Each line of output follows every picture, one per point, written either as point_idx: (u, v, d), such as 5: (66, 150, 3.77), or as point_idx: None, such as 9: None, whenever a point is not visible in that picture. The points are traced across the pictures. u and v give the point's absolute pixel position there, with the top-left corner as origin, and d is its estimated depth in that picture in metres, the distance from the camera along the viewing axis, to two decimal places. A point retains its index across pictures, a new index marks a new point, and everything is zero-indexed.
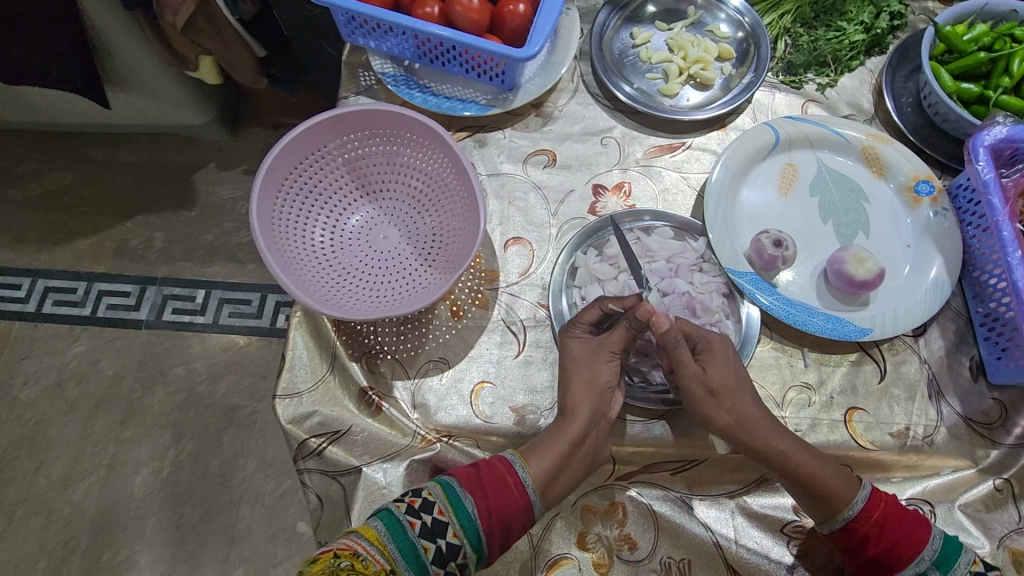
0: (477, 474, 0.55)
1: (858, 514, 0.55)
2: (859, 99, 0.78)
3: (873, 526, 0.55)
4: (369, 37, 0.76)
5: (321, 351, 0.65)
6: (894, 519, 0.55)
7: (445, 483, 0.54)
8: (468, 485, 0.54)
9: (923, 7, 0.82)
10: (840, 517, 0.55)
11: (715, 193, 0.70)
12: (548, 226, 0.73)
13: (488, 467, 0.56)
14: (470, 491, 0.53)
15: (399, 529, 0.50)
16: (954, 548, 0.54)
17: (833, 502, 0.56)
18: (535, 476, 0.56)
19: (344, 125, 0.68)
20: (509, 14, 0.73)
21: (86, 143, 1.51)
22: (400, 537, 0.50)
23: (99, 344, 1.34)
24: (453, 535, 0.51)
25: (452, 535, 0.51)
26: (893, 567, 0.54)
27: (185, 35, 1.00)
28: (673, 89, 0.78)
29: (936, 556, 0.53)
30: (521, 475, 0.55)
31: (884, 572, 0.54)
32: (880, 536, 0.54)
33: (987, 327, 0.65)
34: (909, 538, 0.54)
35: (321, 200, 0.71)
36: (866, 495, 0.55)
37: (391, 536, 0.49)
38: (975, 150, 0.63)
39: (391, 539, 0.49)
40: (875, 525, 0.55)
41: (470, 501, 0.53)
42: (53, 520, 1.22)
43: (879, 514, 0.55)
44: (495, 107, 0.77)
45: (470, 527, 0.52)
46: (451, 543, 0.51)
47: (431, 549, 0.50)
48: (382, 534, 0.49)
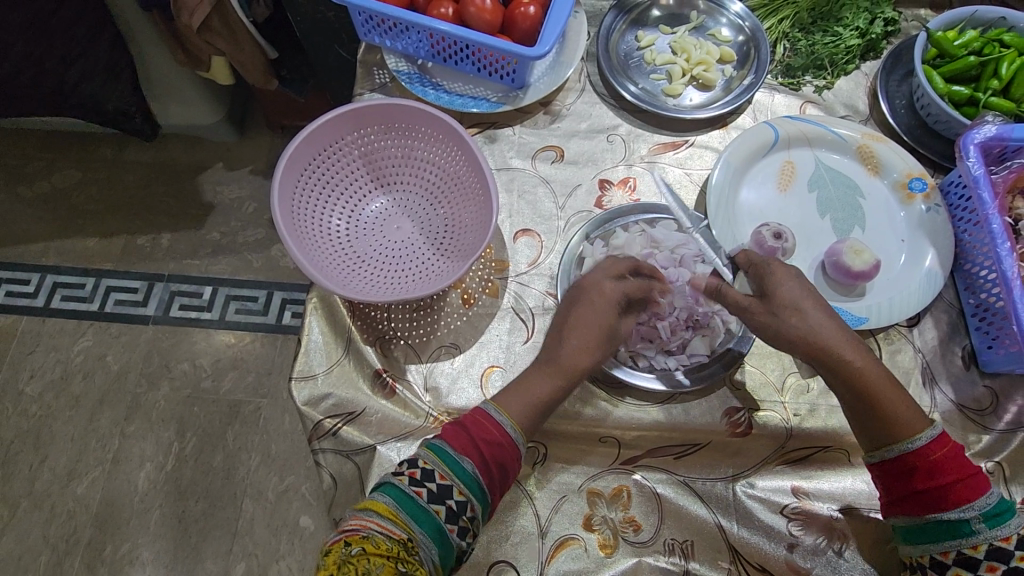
0: (465, 433, 0.56)
1: (921, 449, 0.53)
2: (854, 101, 0.82)
3: (933, 462, 0.53)
4: (384, 36, 0.78)
5: (336, 335, 0.67)
6: (956, 462, 0.53)
7: (437, 449, 0.55)
8: (460, 446, 0.55)
9: (915, 14, 0.86)
10: (899, 446, 0.54)
11: (718, 188, 0.72)
12: (555, 219, 0.76)
13: (471, 420, 0.57)
14: (464, 452, 0.55)
15: (407, 501, 0.52)
16: (1006, 510, 0.52)
17: (899, 430, 0.54)
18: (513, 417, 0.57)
19: (361, 118, 0.70)
20: (520, 15, 0.76)
21: (96, 142, 1.53)
22: (412, 507, 0.52)
23: (106, 339, 1.35)
24: (459, 493, 0.53)
25: (459, 493, 0.53)
26: (940, 503, 0.53)
27: (201, 34, 1.03)
28: (676, 90, 0.81)
29: (988, 508, 0.52)
30: (505, 425, 0.57)
31: (928, 504, 0.53)
32: (936, 474, 0.53)
33: (978, 318, 0.67)
34: (967, 483, 0.52)
35: (338, 190, 0.73)
36: (935, 434, 0.53)
37: (402, 509, 0.52)
38: (966, 148, 0.66)
39: (404, 511, 0.51)
40: (934, 463, 0.53)
41: (467, 462, 0.54)
42: (56, 514, 1.22)
43: (942, 455, 0.53)
44: (505, 104, 0.80)
45: (472, 482, 0.54)
46: (460, 500, 0.53)
47: (443, 510, 0.53)
48: (393, 508, 0.51)
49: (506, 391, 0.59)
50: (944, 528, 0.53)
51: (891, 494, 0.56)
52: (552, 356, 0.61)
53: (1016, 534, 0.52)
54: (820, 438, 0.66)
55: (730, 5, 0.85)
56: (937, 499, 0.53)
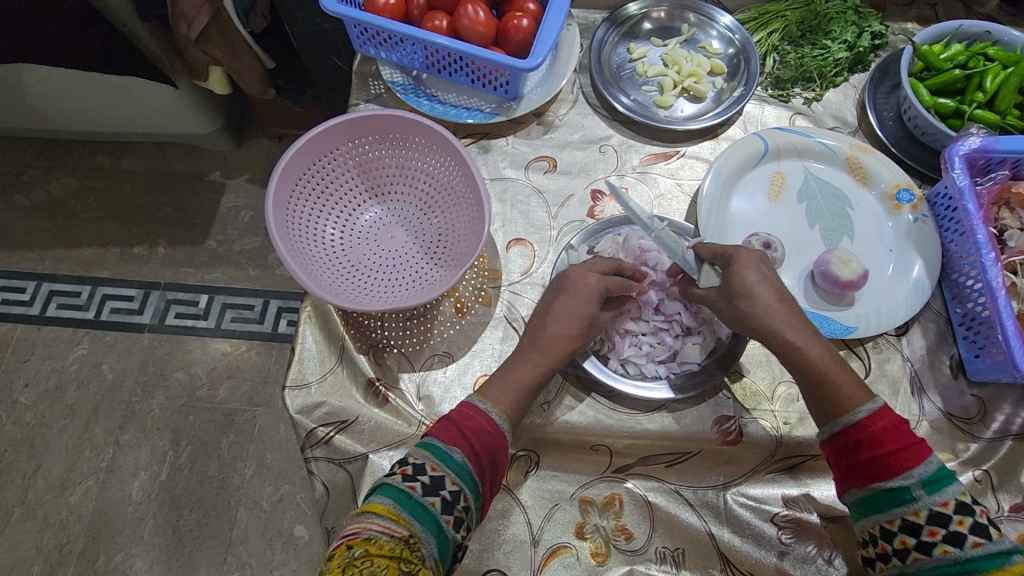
0: (454, 424, 0.57)
1: (860, 421, 0.54)
2: (843, 112, 0.83)
3: (870, 433, 0.53)
4: (380, 48, 0.79)
5: (330, 344, 0.68)
6: (897, 434, 0.53)
7: (427, 444, 0.55)
8: (448, 437, 0.56)
9: (902, 28, 0.87)
10: (841, 420, 0.55)
11: (708, 199, 0.73)
12: (548, 228, 0.77)
13: (458, 414, 0.58)
14: (453, 442, 0.55)
15: (404, 497, 0.51)
16: (948, 478, 0.51)
17: (842, 402, 0.55)
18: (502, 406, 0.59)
19: (356, 128, 0.71)
20: (513, 27, 0.77)
21: (94, 151, 1.54)
22: (409, 502, 0.51)
23: (101, 348, 1.35)
24: (451, 483, 0.53)
25: (451, 483, 0.53)
26: (879, 473, 0.52)
27: (198, 45, 1.04)
28: (667, 101, 0.82)
29: (926, 476, 0.51)
30: (491, 415, 0.58)
31: (869, 475, 0.52)
32: (873, 444, 0.53)
33: (965, 327, 0.68)
34: (906, 452, 0.52)
35: (333, 200, 0.74)
36: (873, 406, 0.54)
37: (400, 505, 0.51)
38: (951, 159, 0.67)
39: (402, 507, 0.51)
40: (872, 434, 0.53)
41: (457, 451, 0.55)
42: (49, 523, 1.21)
43: (880, 427, 0.53)
44: (498, 115, 0.81)
45: (464, 472, 0.54)
46: (453, 490, 0.53)
47: (438, 502, 0.52)
48: (392, 507, 0.51)
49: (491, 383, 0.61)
50: (883, 498, 0.52)
51: (839, 472, 0.55)
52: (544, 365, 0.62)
53: (956, 500, 0.50)
54: (810, 446, 0.67)
55: (720, 19, 0.86)
56: (877, 469, 0.52)
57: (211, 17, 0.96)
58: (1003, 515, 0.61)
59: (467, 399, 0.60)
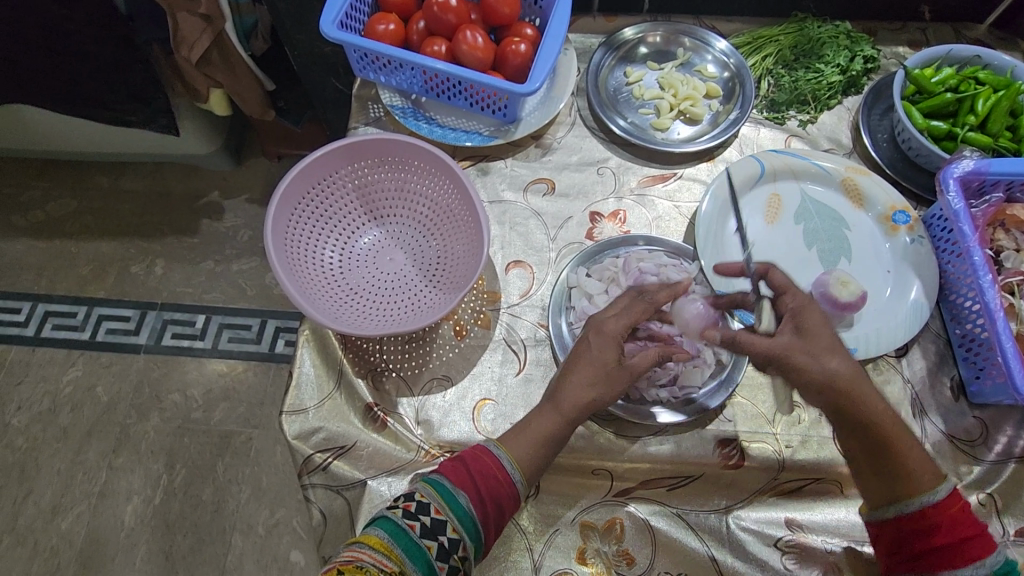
0: (465, 467, 0.56)
1: (938, 501, 0.55)
2: (838, 134, 0.84)
3: (946, 517, 0.54)
4: (379, 72, 0.80)
5: (328, 368, 0.67)
6: (965, 521, 0.54)
7: (434, 482, 0.55)
8: (457, 479, 0.55)
9: (895, 51, 0.89)
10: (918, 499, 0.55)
11: (705, 221, 0.74)
12: (547, 250, 0.77)
13: (472, 457, 0.57)
14: (462, 486, 0.54)
15: (401, 535, 0.51)
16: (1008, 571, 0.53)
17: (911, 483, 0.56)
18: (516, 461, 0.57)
19: (355, 152, 0.72)
20: (511, 52, 0.78)
21: (93, 172, 1.54)
22: (405, 541, 0.51)
23: (96, 369, 1.34)
24: (452, 529, 0.52)
25: (452, 530, 0.52)
26: (952, 559, 0.53)
27: (199, 68, 1.05)
28: (664, 124, 0.83)
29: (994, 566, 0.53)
30: (505, 464, 0.57)
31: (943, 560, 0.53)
32: (948, 529, 0.54)
33: (965, 348, 0.68)
34: (978, 541, 0.53)
35: (332, 224, 0.74)
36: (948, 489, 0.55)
37: (395, 542, 0.50)
38: (946, 182, 0.68)
39: (397, 545, 0.50)
40: (949, 520, 0.54)
41: (463, 496, 0.54)
42: (39, 550, 1.19)
43: (955, 512, 0.54)
44: (497, 138, 0.81)
45: (467, 519, 0.53)
46: (452, 538, 0.52)
47: (435, 547, 0.52)
48: (387, 542, 0.50)
49: (511, 431, 0.60)
50: None
51: (902, 550, 0.56)
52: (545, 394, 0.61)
53: None
54: (813, 469, 0.66)
55: (715, 43, 0.87)
56: (948, 556, 0.53)
57: (211, 40, 0.97)
58: (1009, 539, 0.61)
59: (482, 442, 0.59)
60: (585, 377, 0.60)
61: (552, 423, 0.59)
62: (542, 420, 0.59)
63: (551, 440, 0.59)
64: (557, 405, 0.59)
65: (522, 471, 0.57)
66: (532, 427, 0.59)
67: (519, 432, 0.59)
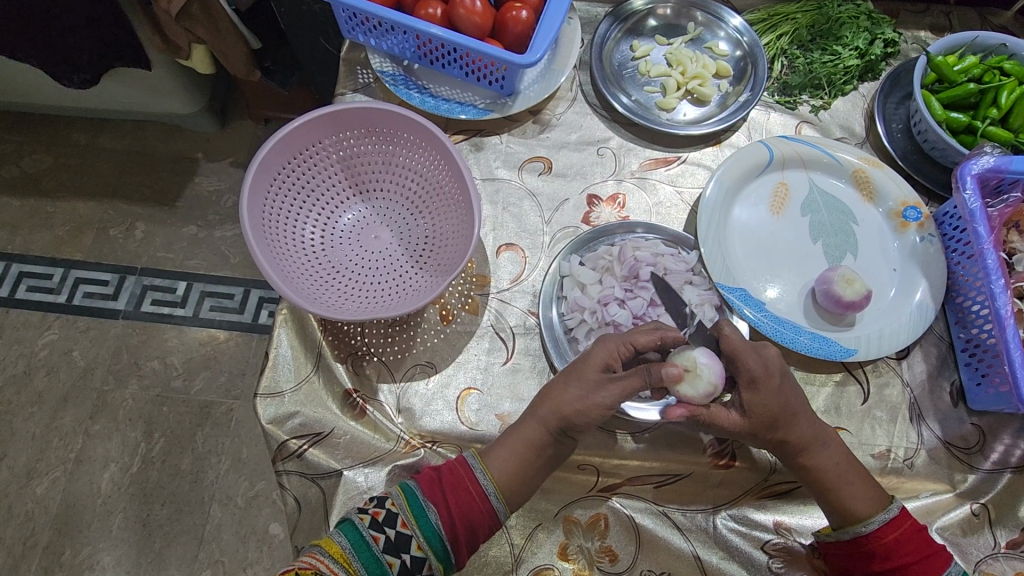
0: (439, 480, 0.54)
1: (872, 533, 0.55)
2: (851, 122, 0.80)
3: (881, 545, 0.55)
4: (369, 35, 0.75)
5: (306, 350, 0.64)
6: (911, 546, 0.55)
7: (408, 491, 0.52)
8: (429, 491, 0.53)
9: (916, 36, 0.84)
10: (854, 529, 0.56)
11: (709, 209, 0.70)
12: (541, 233, 0.73)
13: (449, 469, 0.55)
14: (433, 500, 0.52)
15: (364, 547, 0.49)
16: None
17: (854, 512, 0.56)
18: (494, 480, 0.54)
19: (341, 121, 0.67)
20: (511, 19, 0.73)
21: (70, 127, 1.47)
22: (366, 554, 0.49)
23: (72, 333, 1.30)
24: (417, 547, 0.51)
25: (417, 547, 0.51)
26: None
27: (178, 22, 0.98)
28: (670, 104, 0.79)
29: None
30: (481, 482, 0.54)
31: None
32: (889, 556, 0.55)
33: (968, 353, 0.66)
34: (915, 568, 0.54)
35: (313, 196, 0.70)
36: (887, 517, 0.55)
37: (356, 554, 0.49)
38: (963, 179, 0.65)
39: (356, 557, 0.49)
40: (887, 545, 0.55)
41: (433, 511, 0.51)
42: (13, 515, 1.17)
43: (891, 538, 0.55)
44: (493, 111, 0.77)
45: (434, 536, 0.51)
46: (416, 556, 0.50)
47: (396, 564, 0.50)
48: (346, 551, 0.49)
49: (494, 444, 0.57)
50: None
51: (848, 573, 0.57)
52: (535, 409, 0.58)
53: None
54: None
55: (730, 19, 0.82)
56: None
57: None
58: (1000, 551, 0.59)
59: (463, 454, 0.57)
60: (585, 406, 0.56)
61: (537, 432, 0.57)
62: (529, 431, 0.57)
63: (539, 451, 0.56)
64: (551, 416, 0.57)
65: (501, 491, 0.54)
66: (517, 438, 0.56)
67: (505, 450, 0.56)
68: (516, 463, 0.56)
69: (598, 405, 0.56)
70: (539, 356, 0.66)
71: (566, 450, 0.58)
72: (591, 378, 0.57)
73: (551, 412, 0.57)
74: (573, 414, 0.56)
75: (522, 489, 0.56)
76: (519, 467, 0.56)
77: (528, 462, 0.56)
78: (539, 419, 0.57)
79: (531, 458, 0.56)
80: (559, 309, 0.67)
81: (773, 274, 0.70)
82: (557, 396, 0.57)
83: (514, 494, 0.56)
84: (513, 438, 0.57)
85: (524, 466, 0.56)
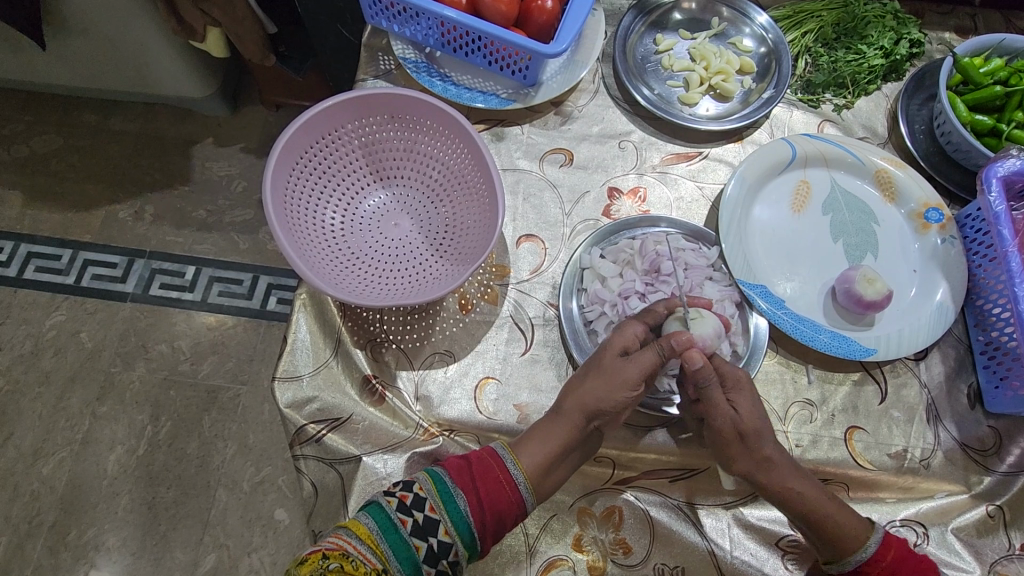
0: (468, 468, 0.54)
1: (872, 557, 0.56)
2: (874, 122, 0.80)
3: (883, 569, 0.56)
4: (393, 21, 0.74)
5: (325, 336, 0.64)
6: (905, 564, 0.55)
7: (436, 478, 0.52)
8: (458, 479, 0.53)
9: (941, 37, 0.84)
10: (854, 558, 0.56)
11: (731, 205, 0.70)
12: (561, 225, 0.73)
13: (478, 458, 0.55)
14: (462, 488, 0.52)
15: (391, 530, 0.49)
16: None
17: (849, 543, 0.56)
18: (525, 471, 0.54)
19: (365, 106, 0.66)
20: (536, 8, 0.72)
21: (81, 108, 1.46)
22: (393, 536, 0.49)
23: (80, 315, 1.29)
24: (444, 533, 0.50)
25: (444, 533, 0.50)
26: None
27: None
28: (692, 99, 0.78)
29: None
30: (511, 471, 0.54)
31: None
32: None
33: (987, 356, 0.66)
34: None
35: (334, 182, 0.69)
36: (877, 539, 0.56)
37: (382, 535, 0.49)
38: (988, 181, 0.65)
39: (384, 539, 0.49)
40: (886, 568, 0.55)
41: (462, 499, 0.51)
42: (19, 493, 1.17)
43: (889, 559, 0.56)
44: (515, 102, 0.76)
45: (462, 524, 0.51)
46: (443, 541, 0.50)
47: (423, 548, 0.50)
48: (374, 533, 0.49)
49: (524, 436, 0.57)
50: None
51: None
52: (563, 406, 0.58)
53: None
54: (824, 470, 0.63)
55: (754, 16, 0.82)
56: None
57: None
58: (1015, 553, 0.60)
59: (491, 444, 0.57)
60: (607, 395, 0.57)
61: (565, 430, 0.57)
62: (559, 428, 0.57)
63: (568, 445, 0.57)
64: (576, 412, 0.58)
65: (529, 481, 0.54)
66: (545, 433, 0.57)
67: (533, 442, 0.56)
68: (546, 456, 0.56)
69: (620, 394, 0.57)
70: (557, 348, 0.66)
71: (594, 443, 0.60)
72: (609, 370, 0.58)
73: (575, 405, 0.58)
74: (596, 406, 0.57)
75: (548, 483, 0.57)
76: (548, 459, 0.56)
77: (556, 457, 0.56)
78: (566, 415, 0.58)
79: (560, 451, 0.57)
80: (579, 301, 0.67)
81: (793, 272, 0.70)
82: (578, 391, 0.58)
83: (542, 485, 0.56)
84: (540, 433, 0.57)
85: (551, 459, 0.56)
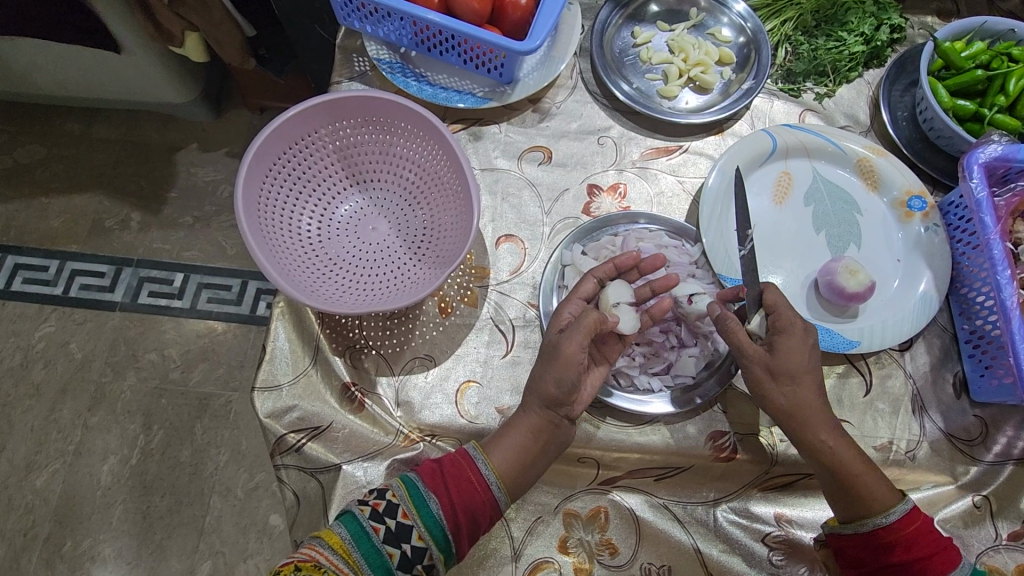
0: (440, 470, 0.53)
1: (891, 526, 0.54)
2: (856, 110, 0.79)
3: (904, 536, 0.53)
4: (365, 22, 0.73)
5: (304, 344, 0.63)
6: (927, 538, 0.53)
7: (409, 483, 0.52)
8: (431, 483, 0.52)
9: (923, 21, 0.83)
10: (872, 521, 0.54)
11: (711, 198, 0.69)
12: (541, 224, 0.72)
13: (451, 460, 0.55)
14: (435, 490, 0.52)
15: (364, 538, 0.49)
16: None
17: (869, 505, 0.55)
18: (496, 470, 0.54)
19: (337, 110, 0.66)
20: (510, 5, 0.71)
21: (63, 117, 1.45)
22: (366, 545, 0.49)
23: (69, 326, 1.29)
24: (418, 537, 0.50)
25: (418, 538, 0.50)
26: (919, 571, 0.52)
27: (171, 9, 0.96)
28: (671, 92, 0.78)
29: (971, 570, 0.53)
30: (483, 473, 0.54)
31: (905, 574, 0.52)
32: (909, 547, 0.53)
33: (972, 344, 0.65)
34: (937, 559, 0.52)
35: (308, 188, 0.68)
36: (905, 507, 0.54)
37: (356, 545, 0.48)
38: (970, 167, 0.64)
39: (357, 548, 0.48)
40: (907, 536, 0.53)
41: (435, 503, 0.51)
42: (14, 506, 1.17)
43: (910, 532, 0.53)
44: (492, 100, 0.75)
45: (435, 527, 0.51)
46: (417, 546, 0.50)
47: (397, 555, 0.49)
48: (346, 543, 0.48)
49: (496, 436, 0.57)
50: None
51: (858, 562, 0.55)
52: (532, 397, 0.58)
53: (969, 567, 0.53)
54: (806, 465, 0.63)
55: (732, 5, 0.81)
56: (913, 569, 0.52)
57: None
58: (1002, 543, 0.59)
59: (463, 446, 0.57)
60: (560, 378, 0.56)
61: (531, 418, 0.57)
62: (524, 420, 0.57)
63: (535, 437, 0.56)
64: (537, 401, 0.57)
65: (501, 480, 0.54)
66: (515, 427, 0.56)
67: (505, 440, 0.56)
68: (518, 453, 0.55)
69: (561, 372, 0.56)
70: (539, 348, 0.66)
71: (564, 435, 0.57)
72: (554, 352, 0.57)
73: (535, 395, 0.57)
74: (550, 392, 0.56)
75: (521, 480, 0.56)
76: (518, 455, 0.55)
77: (526, 452, 0.56)
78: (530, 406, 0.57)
79: (531, 447, 0.56)
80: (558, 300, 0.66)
81: (774, 264, 0.69)
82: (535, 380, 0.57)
83: (516, 484, 0.56)
84: (510, 429, 0.57)
85: (523, 457, 0.55)
